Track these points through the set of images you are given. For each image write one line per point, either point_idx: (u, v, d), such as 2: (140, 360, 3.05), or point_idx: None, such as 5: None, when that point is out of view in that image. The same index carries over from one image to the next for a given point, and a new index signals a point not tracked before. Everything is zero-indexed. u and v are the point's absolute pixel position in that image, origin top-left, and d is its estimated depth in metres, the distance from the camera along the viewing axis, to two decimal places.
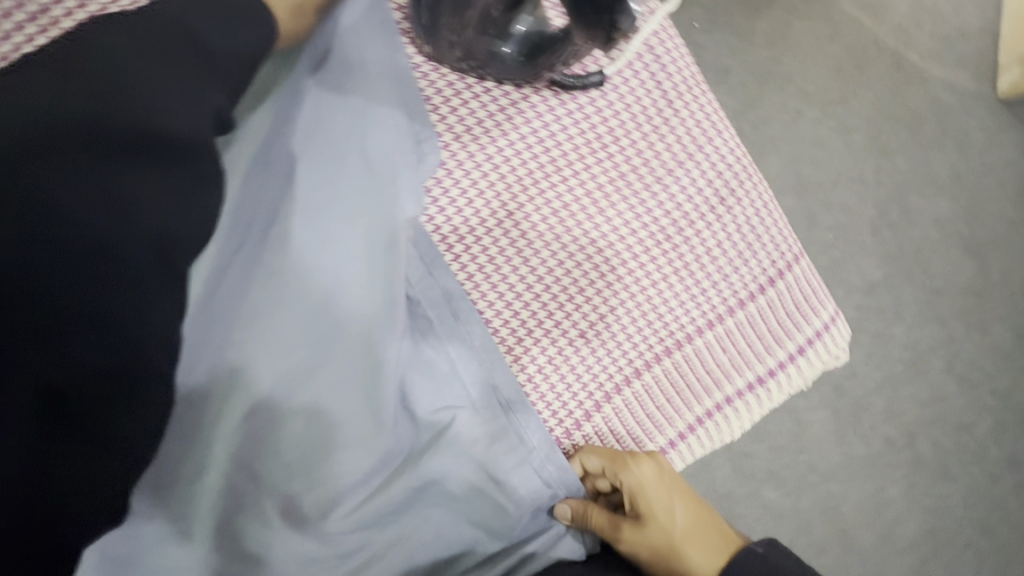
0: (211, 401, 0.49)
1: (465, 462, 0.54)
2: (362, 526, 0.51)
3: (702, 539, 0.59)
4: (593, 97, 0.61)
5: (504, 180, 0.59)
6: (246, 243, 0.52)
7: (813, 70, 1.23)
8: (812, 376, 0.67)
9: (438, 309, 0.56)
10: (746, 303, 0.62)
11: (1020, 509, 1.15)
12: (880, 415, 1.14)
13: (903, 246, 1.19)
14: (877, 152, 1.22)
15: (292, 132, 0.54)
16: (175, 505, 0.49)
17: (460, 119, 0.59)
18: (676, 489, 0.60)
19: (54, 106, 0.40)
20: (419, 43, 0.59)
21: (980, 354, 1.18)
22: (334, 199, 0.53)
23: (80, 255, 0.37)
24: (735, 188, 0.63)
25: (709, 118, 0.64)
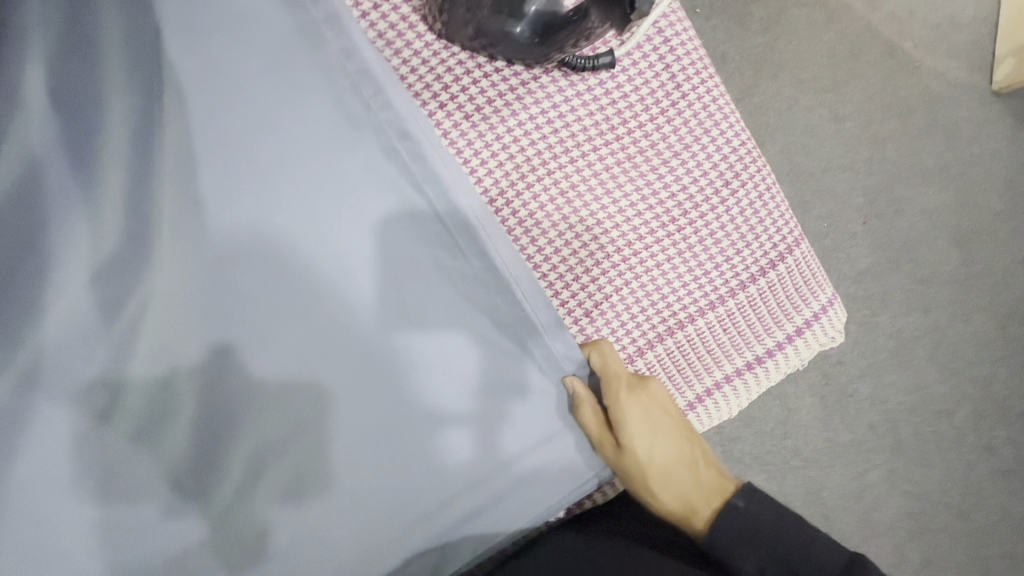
0: (209, 376, 0.48)
1: (501, 395, 0.53)
2: (382, 487, 0.50)
3: (675, 478, 0.59)
4: (603, 79, 0.61)
5: (513, 160, 0.59)
6: (235, 217, 0.49)
7: (809, 57, 1.24)
8: (807, 358, 0.68)
9: (463, 231, 0.53)
10: (747, 285, 0.63)
11: (995, 495, 1.18)
12: (865, 400, 1.17)
13: (891, 236, 1.22)
14: (869, 142, 1.24)
15: (284, 94, 0.50)
16: (179, 490, 0.48)
17: (470, 98, 0.59)
18: (660, 427, 0.59)
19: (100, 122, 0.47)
20: (431, 20, 0.58)
21: (962, 342, 1.21)
22: (333, 166, 0.50)
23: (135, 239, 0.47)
24: (739, 171, 0.63)
25: (716, 101, 0.64)
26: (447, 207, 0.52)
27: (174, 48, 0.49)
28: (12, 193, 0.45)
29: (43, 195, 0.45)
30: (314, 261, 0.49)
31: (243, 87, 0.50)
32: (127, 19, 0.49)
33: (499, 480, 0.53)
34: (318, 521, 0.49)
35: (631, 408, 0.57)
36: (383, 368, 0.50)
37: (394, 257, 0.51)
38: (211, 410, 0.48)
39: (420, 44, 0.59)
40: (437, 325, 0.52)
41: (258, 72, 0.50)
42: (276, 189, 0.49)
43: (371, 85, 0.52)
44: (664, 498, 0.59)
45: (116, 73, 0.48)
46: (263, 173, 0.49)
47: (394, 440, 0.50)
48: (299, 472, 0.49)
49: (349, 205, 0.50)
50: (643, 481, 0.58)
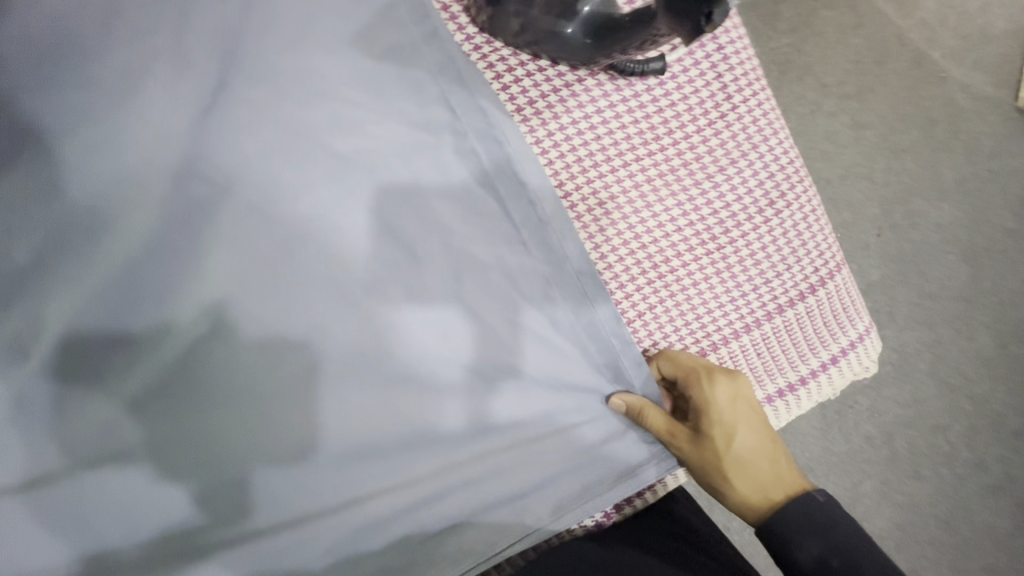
0: (230, 354, 0.51)
1: (541, 378, 0.56)
2: (391, 462, 0.53)
3: (755, 472, 0.56)
4: (650, 84, 0.58)
5: (551, 166, 0.57)
6: (273, 202, 0.52)
7: (834, 60, 1.20)
8: (840, 387, 0.64)
9: (531, 228, 0.56)
10: (785, 309, 0.60)
11: (982, 509, 1.15)
12: (864, 412, 1.15)
13: (903, 249, 1.18)
14: (887, 150, 1.20)
15: (330, 94, 0.53)
16: (191, 465, 0.50)
17: (512, 97, 0.57)
18: (745, 419, 0.57)
19: (147, 123, 0.50)
20: (474, 14, 0.56)
21: (963, 359, 1.17)
22: (372, 161, 0.54)
23: (173, 232, 0.51)
24: (785, 191, 0.60)
25: (767, 115, 0.60)
26: (518, 204, 0.56)
27: (221, 55, 0.52)
28: (69, 180, 0.50)
29: (93, 185, 0.50)
30: (393, 251, 0.54)
31: (293, 85, 0.53)
32: (180, 20, 0.52)
33: (514, 462, 0.55)
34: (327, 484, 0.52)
35: (714, 396, 0.56)
36: (440, 354, 0.54)
37: (461, 251, 0.55)
38: (261, 394, 0.51)
39: (461, 38, 0.57)
40: (459, 314, 0.54)
41: (342, 78, 0.53)
42: (357, 188, 0.53)
43: (445, 94, 0.54)
44: (741, 486, 0.56)
45: (164, 74, 0.51)
46: (347, 173, 0.53)
47: (438, 409, 0.54)
48: (350, 447, 0.52)
49: (424, 205, 0.54)
50: (719, 468, 0.56)
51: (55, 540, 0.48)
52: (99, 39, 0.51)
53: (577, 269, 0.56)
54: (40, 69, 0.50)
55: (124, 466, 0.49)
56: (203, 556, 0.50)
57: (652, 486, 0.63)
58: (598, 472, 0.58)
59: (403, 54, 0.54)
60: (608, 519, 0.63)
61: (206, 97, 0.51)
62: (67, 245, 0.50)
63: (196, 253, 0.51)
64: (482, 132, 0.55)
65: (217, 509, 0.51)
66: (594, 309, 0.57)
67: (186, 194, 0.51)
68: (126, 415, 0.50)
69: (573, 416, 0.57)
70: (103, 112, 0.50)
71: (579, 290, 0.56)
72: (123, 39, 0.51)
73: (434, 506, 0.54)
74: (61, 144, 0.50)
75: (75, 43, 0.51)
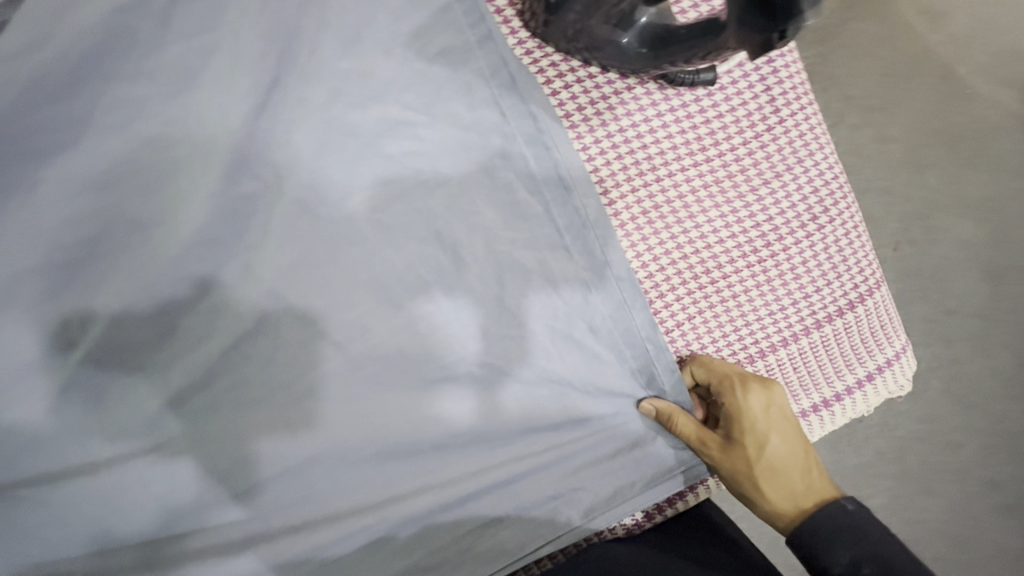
0: (249, 342, 0.51)
1: (569, 377, 0.56)
2: (407, 457, 0.53)
3: (787, 481, 0.55)
4: (699, 95, 0.58)
5: (596, 173, 0.57)
6: (314, 198, 0.53)
7: (860, 73, 1.18)
8: (874, 405, 0.64)
9: (574, 232, 0.56)
10: (823, 325, 0.60)
11: (993, 530, 1.11)
12: (875, 426, 1.10)
13: (921, 264, 1.15)
14: (909, 165, 1.16)
15: (377, 96, 0.54)
16: (200, 449, 0.51)
17: (561, 103, 0.57)
18: (779, 428, 0.56)
19: (182, 112, 0.51)
20: (528, 20, 0.57)
21: (979, 377, 1.13)
22: (411, 161, 0.54)
23: (200, 220, 0.51)
24: (828, 207, 0.60)
25: (814, 130, 0.61)
26: (562, 209, 0.56)
27: (262, 48, 0.52)
28: (96, 164, 0.50)
29: (120, 170, 0.50)
30: (437, 252, 0.54)
31: (344, 84, 0.54)
32: (224, 13, 0.52)
33: (528, 461, 0.55)
34: (334, 477, 0.52)
35: (748, 404, 0.56)
36: (477, 354, 0.54)
37: (502, 253, 0.55)
38: (302, 390, 0.52)
39: (514, 42, 0.58)
40: (489, 313, 0.55)
41: (394, 81, 0.55)
42: (406, 190, 0.54)
43: (495, 100, 0.55)
44: (772, 495, 0.55)
45: (204, 64, 0.51)
46: (395, 175, 0.54)
47: (447, 405, 0.53)
48: (385, 444, 0.52)
49: (468, 208, 0.55)
50: (750, 476, 0.55)
51: (101, 526, 0.49)
52: (152, 29, 0.51)
53: (617, 274, 0.56)
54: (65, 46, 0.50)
55: (169, 456, 0.50)
56: (242, 548, 0.51)
57: (683, 496, 0.64)
58: (615, 475, 0.58)
59: (454, 59, 0.55)
60: (639, 528, 0.63)
61: (260, 93, 0.52)
62: (115, 235, 0.50)
63: (222, 241, 0.51)
64: (530, 137, 0.55)
65: (257, 502, 0.51)
66: (633, 316, 0.57)
67: (216, 181, 0.51)
68: (172, 404, 0.50)
69: (597, 418, 0.57)
70: (137, 99, 0.50)
71: (618, 297, 0.56)
72: (165, 27, 0.51)
73: (470, 506, 0.54)
74: (117, 135, 0.50)
75: (110, 27, 0.51)
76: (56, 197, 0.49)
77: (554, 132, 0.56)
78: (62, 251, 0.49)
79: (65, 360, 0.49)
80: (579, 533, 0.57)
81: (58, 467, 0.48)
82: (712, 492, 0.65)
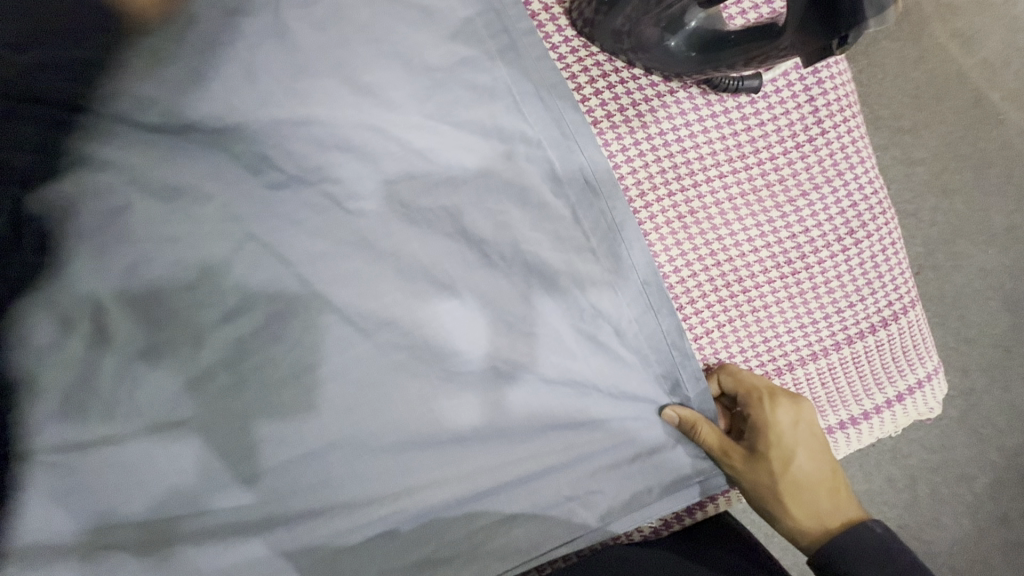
0: (266, 325, 0.51)
1: (590, 378, 0.55)
2: (418, 453, 0.52)
3: (812, 498, 0.55)
4: (742, 102, 0.58)
5: (633, 175, 0.57)
6: (343, 185, 0.52)
7: (890, 91, 1.15)
8: (901, 425, 0.63)
9: (600, 235, 0.56)
10: (855, 341, 0.59)
11: (1003, 567, 1.08)
12: (890, 455, 1.08)
13: (943, 290, 1.12)
14: (938, 189, 1.14)
15: (414, 85, 0.54)
16: (207, 431, 0.49)
17: (602, 103, 0.57)
18: (807, 443, 0.56)
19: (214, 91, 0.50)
20: (575, 18, 0.57)
21: (996, 409, 1.11)
22: (443, 153, 0.54)
23: (230, 198, 0.50)
24: (867, 222, 0.59)
25: (856, 143, 0.60)
26: (588, 212, 0.56)
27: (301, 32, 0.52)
28: (126, 137, 0.49)
29: (150, 144, 0.50)
30: (464, 246, 0.54)
31: (382, 73, 0.53)
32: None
33: (542, 462, 0.54)
34: (342, 469, 0.51)
35: (776, 417, 0.55)
36: (497, 350, 0.53)
37: (530, 252, 0.55)
38: (319, 376, 0.51)
39: (560, 40, 0.58)
40: (508, 312, 0.54)
41: (433, 69, 0.54)
42: (435, 183, 0.54)
43: (534, 97, 0.55)
44: (796, 511, 0.55)
45: (240, 44, 0.51)
46: (427, 165, 0.54)
47: (458, 402, 0.53)
48: (400, 436, 0.52)
49: (499, 207, 0.54)
50: (775, 490, 0.55)
51: (110, 503, 0.48)
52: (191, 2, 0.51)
53: (643, 279, 0.56)
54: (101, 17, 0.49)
55: (182, 436, 0.49)
56: (251, 534, 0.49)
57: (704, 506, 0.63)
58: (631, 482, 0.57)
59: (493, 53, 0.55)
60: (656, 535, 0.63)
61: (293, 73, 0.51)
62: (137, 207, 0.49)
63: (254, 222, 0.51)
64: (566, 137, 0.55)
65: (269, 488, 0.50)
66: (659, 321, 0.56)
67: (251, 162, 0.50)
68: (189, 383, 0.49)
69: (614, 423, 0.56)
70: (170, 74, 0.50)
71: (643, 301, 0.56)
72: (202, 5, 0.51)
73: (483, 504, 0.54)
74: (152, 108, 0.49)
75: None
76: (92, 167, 0.49)
77: (585, 136, 0.56)
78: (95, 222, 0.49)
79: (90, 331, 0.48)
80: (593, 537, 0.56)
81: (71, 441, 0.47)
82: (731, 505, 0.64)
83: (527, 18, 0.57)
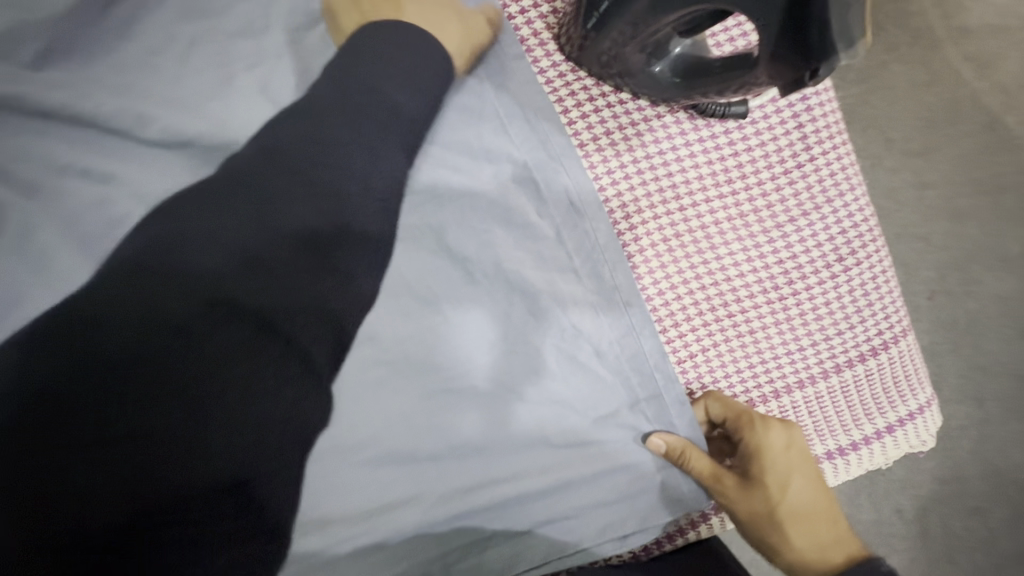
0: None
1: (571, 400, 0.55)
2: (398, 471, 0.52)
3: (806, 528, 0.53)
4: (729, 128, 0.58)
5: (620, 198, 0.58)
6: None
7: (898, 116, 1.13)
8: (893, 459, 0.61)
9: (584, 256, 0.56)
10: (843, 369, 0.59)
11: None
12: (897, 485, 1.05)
13: (957, 316, 1.09)
14: (948, 214, 1.11)
15: None
16: None
17: (588, 127, 0.58)
18: (799, 468, 0.54)
19: (204, 107, 0.51)
20: (562, 43, 0.58)
21: (1013, 441, 1.07)
22: (430, 171, 0.54)
23: (287, 247, 0.48)
24: (857, 249, 0.59)
25: (846, 170, 0.59)
26: (572, 233, 0.56)
27: (295, 55, 0.54)
28: (113, 149, 0.50)
29: (137, 156, 0.50)
30: (448, 262, 0.54)
31: None
32: (261, 21, 0.54)
33: (522, 483, 0.54)
34: (317, 486, 0.50)
35: (766, 442, 0.54)
36: (479, 367, 0.54)
37: (513, 272, 0.55)
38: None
39: (548, 64, 0.59)
40: (491, 329, 0.54)
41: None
42: (419, 202, 0.54)
43: (521, 118, 0.56)
44: (789, 542, 0.53)
45: (236, 65, 0.53)
46: (409, 182, 0.53)
47: (439, 419, 0.53)
48: (378, 453, 0.51)
49: (484, 226, 0.55)
50: (767, 519, 0.53)
51: None
52: (191, 22, 0.53)
53: (625, 300, 0.56)
54: (102, 38, 0.51)
55: None
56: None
57: (687, 531, 0.61)
58: (610, 506, 0.56)
59: (483, 77, 0.56)
60: (635, 558, 0.60)
61: (287, 92, 0.53)
62: (114, 215, 0.48)
63: (324, 271, 0.49)
64: (552, 159, 0.56)
65: None
66: (640, 343, 0.56)
67: (335, 209, 0.49)
68: (208, 435, 0.46)
69: (595, 446, 0.55)
70: (165, 89, 0.51)
71: (625, 324, 0.56)
72: (200, 27, 0.53)
73: (464, 521, 0.53)
74: (139, 120, 0.50)
75: (146, 18, 0.52)
76: (76, 176, 0.49)
77: (571, 159, 0.56)
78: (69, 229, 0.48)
79: (39, 362, 0.43)
80: (571, 561, 0.55)
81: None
82: (715, 531, 0.62)
83: (517, 43, 0.58)
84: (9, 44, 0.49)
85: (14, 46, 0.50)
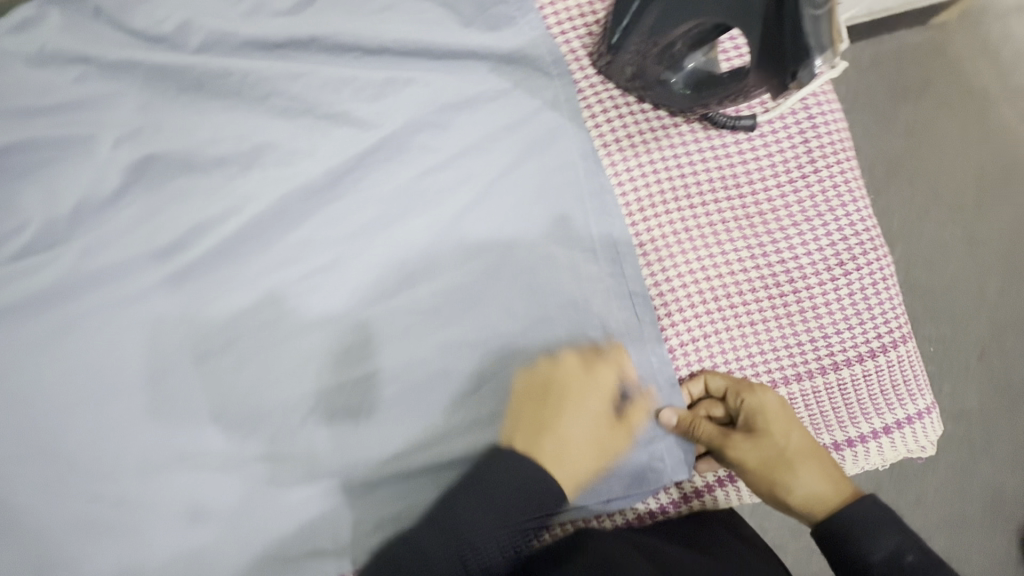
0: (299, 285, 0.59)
1: None
2: (414, 417, 0.58)
3: (811, 474, 0.54)
4: (738, 138, 0.65)
5: (636, 194, 0.65)
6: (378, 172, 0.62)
7: (950, 163, 1.10)
8: (890, 460, 0.63)
9: (604, 243, 0.62)
10: (840, 368, 0.62)
11: None
12: (940, 548, 0.97)
13: (1012, 377, 1.03)
14: (1004, 269, 1.07)
15: (452, 97, 0.63)
16: (237, 362, 0.58)
17: (612, 129, 0.66)
18: (795, 421, 0.56)
19: (287, 88, 0.61)
20: (593, 58, 0.66)
21: None
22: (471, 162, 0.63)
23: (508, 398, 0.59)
24: (858, 255, 0.63)
25: (848, 183, 0.65)
26: (594, 219, 0.63)
27: (366, 49, 0.63)
28: (211, 114, 0.61)
29: (229, 120, 0.61)
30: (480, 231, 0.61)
31: (430, 84, 0.63)
32: (339, 17, 0.63)
33: None
34: (345, 419, 0.57)
35: (765, 403, 0.57)
36: (497, 334, 0.60)
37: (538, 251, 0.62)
38: (350, 332, 0.59)
39: (581, 76, 0.67)
40: (509, 300, 0.61)
41: (467, 88, 0.64)
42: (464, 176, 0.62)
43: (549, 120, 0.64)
44: (795, 490, 0.54)
45: (316, 56, 0.63)
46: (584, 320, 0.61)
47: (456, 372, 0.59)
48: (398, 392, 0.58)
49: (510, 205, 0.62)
50: (772, 471, 0.54)
51: (147, 419, 0.56)
52: (283, 16, 0.63)
53: (631, 288, 0.62)
54: (208, 20, 0.61)
55: (215, 363, 0.58)
56: (264, 459, 0.57)
57: (690, 500, 0.63)
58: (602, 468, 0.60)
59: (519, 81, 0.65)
60: (638, 521, 0.63)
61: (358, 81, 0.62)
62: (213, 170, 0.60)
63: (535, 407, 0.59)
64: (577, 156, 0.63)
65: (282, 423, 0.57)
66: (643, 328, 0.61)
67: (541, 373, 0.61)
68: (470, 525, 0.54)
69: None
70: (254, 67, 0.61)
71: (630, 309, 0.62)
72: (288, 20, 0.62)
73: None
74: (237, 95, 0.61)
75: (248, 10, 0.62)
76: (179, 136, 0.60)
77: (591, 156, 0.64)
78: (177, 177, 0.60)
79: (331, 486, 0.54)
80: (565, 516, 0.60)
81: (134, 356, 0.57)
82: (719, 504, 0.64)
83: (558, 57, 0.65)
84: (138, 22, 0.61)
85: (142, 23, 0.61)
